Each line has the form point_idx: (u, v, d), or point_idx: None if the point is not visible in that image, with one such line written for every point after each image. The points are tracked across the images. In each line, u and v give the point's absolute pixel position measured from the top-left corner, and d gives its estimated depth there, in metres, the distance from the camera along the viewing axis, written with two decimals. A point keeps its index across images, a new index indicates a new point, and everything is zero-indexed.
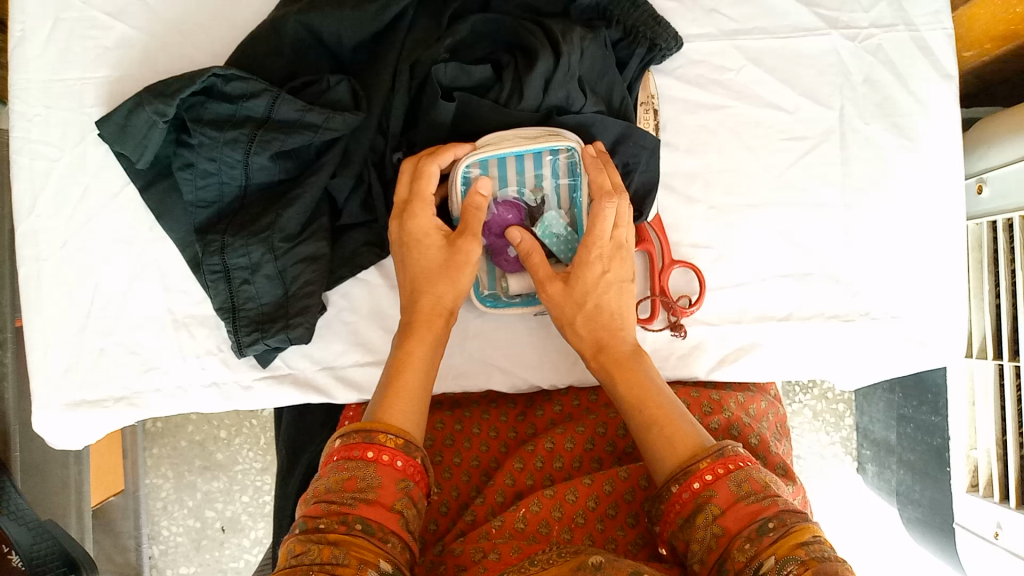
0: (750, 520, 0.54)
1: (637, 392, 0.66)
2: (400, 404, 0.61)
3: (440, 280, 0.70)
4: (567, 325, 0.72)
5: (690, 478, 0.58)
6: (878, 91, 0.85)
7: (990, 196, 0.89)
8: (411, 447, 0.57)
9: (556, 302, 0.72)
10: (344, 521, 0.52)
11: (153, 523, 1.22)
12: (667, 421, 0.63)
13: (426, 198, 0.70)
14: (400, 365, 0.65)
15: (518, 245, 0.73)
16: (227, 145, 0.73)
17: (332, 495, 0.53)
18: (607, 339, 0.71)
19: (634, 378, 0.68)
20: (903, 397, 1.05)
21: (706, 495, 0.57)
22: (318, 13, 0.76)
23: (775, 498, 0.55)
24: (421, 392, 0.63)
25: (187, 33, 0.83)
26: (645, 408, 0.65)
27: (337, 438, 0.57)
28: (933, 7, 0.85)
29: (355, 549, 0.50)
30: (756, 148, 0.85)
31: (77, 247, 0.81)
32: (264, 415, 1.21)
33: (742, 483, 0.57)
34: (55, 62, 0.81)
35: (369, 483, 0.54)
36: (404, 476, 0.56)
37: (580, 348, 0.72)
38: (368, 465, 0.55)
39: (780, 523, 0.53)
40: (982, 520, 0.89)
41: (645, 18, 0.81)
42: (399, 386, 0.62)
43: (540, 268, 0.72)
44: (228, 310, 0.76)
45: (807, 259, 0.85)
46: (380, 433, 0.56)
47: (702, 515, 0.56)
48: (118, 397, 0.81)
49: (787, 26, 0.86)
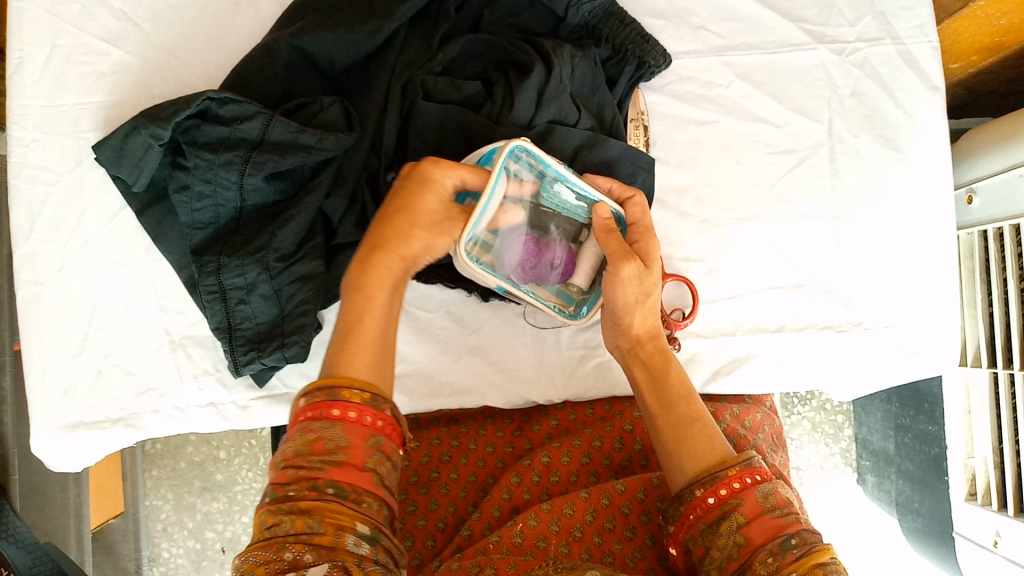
0: (774, 535, 0.54)
1: (683, 390, 0.66)
2: (363, 355, 0.58)
3: (420, 228, 0.65)
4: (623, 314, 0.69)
5: (717, 484, 0.58)
6: (865, 104, 0.86)
7: (980, 206, 0.90)
8: (378, 400, 0.55)
9: (628, 280, 0.68)
10: (315, 486, 0.51)
11: (154, 545, 1.21)
12: (706, 421, 0.64)
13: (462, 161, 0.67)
14: (361, 308, 0.60)
15: (606, 219, 0.71)
16: (222, 167, 0.74)
17: (300, 459, 0.52)
18: (652, 329, 0.70)
19: (679, 369, 0.68)
20: (900, 406, 1.05)
21: (733, 503, 0.57)
22: (310, 36, 0.77)
23: (798, 515, 0.55)
24: (383, 341, 0.60)
25: (182, 58, 0.84)
26: (694, 404, 0.65)
27: (300, 398, 0.55)
28: (918, 21, 0.87)
29: (329, 516, 0.50)
30: (746, 162, 0.86)
31: (74, 270, 0.81)
32: (263, 435, 1.22)
33: (768, 495, 0.56)
34: (52, 88, 0.82)
35: (337, 444, 0.52)
36: (373, 432, 0.54)
37: (633, 333, 0.70)
38: (335, 424, 0.53)
39: (802, 541, 0.53)
40: (981, 530, 0.89)
41: (634, 36, 0.83)
42: (358, 339, 0.58)
43: (620, 244, 0.69)
44: (224, 330, 0.77)
45: (797, 270, 0.85)
46: (345, 389, 0.54)
47: (726, 523, 0.56)
48: (116, 419, 0.82)
49: (774, 41, 0.87)
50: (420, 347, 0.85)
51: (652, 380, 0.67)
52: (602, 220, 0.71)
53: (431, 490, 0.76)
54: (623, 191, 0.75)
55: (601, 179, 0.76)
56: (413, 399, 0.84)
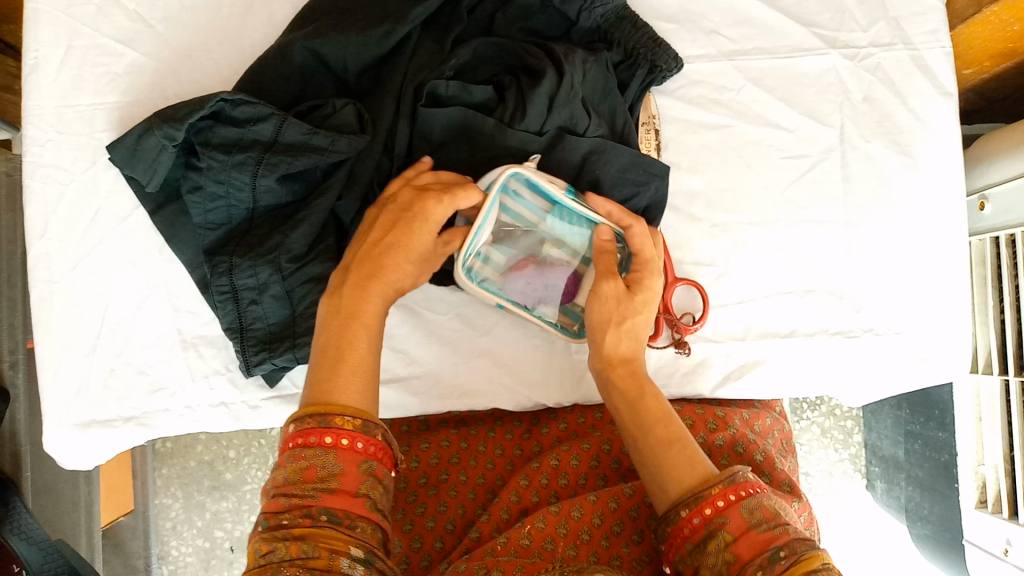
0: (762, 549, 0.54)
1: (656, 414, 0.66)
2: (351, 381, 0.58)
3: (410, 264, 0.68)
4: (598, 336, 0.71)
5: (701, 504, 0.58)
6: (878, 109, 0.86)
7: (993, 212, 0.89)
8: (369, 426, 0.56)
9: (604, 300, 0.71)
10: (309, 514, 0.51)
11: (163, 543, 1.22)
12: (681, 441, 0.64)
13: (456, 193, 0.69)
14: (351, 332, 0.62)
15: (603, 241, 0.74)
16: (236, 169, 0.75)
17: (292, 487, 0.52)
18: (631, 354, 0.71)
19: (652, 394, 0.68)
20: (910, 413, 1.04)
21: (719, 521, 0.56)
22: (324, 39, 0.78)
23: (786, 526, 0.55)
24: (371, 368, 0.61)
25: (197, 59, 0.85)
26: (669, 425, 0.65)
27: (292, 423, 0.55)
28: (931, 26, 0.86)
29: (324, 541, 0.50)
30: (757, 166, 0.86)
31: (88, 269, 0.82)
32: (272, 434, 1.22)
33: (754, 510, 0.56)
34: (67, 90, 0.83)
35: (330, 472, 0.53)
36: (365, 458, 0.55)
37: (606, 354, 0.71)
38: (328, 452, 0.53)
39: (791, 552, 0.53)
40: (992, 538, 0.89)
41: (646, 40, 0.83)
42: (350, 363, 0.60)
43: (608, 268, 0.72)
44: (236, 330, 0.78)
45: (809, 276, 0.85)
46: (336, 416, 0.55)
47: (714, 541, 0.56)
48: (128, 417, 0.82)
49: (786, 46, 0.87)
50: (429, 348, 0.85)
51: (629, 407, 0.67)
52: (601, 241, 0.74)
53: (440, 491, 0.77)
54: (623, 217, 0.74)
55: (602, 206, 0.75)
56: (423, 400, 0.84)
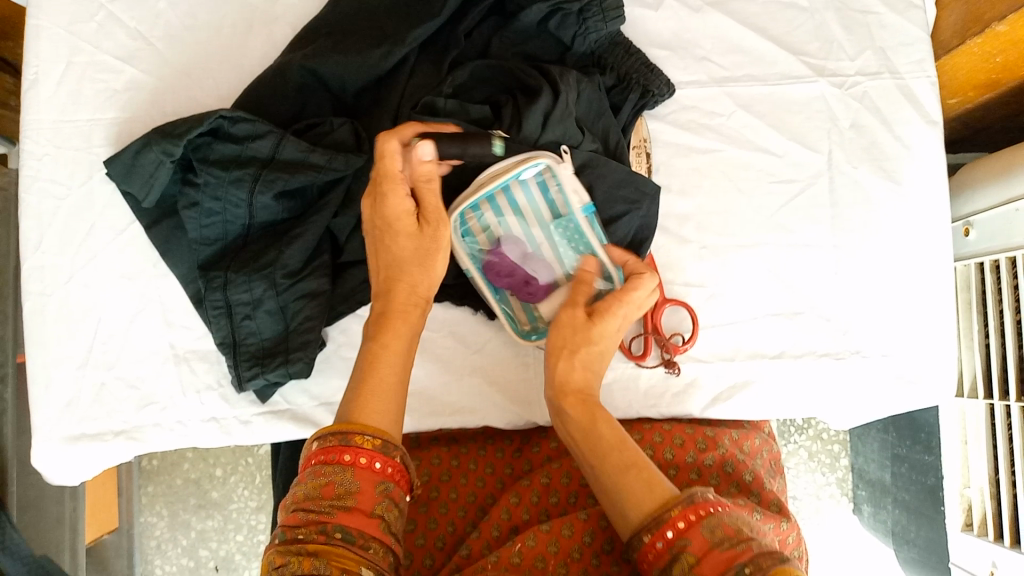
0: (725, 568, 0.53)
1: (616, 436, 0.67)
2: (375, 401, 0.59)
3: (414, 268, 0.68)
4: (555, 364, 0.72)
5: (662, 527, 0.57)
6: (865, 136, 0.88)
7: (977, 238, 0.91)
8: (389, 447, 0.56)
9: (567, 327, 0.74)
10: (323, 531, 0.51)
11: (146, 562, 1.21)
12: (643, 465, 0.63)
13: (394, 177, 0.66)
14: (375, 355, 0.63)
15: (585, 271, 0.78)
16: (233, 184, 0.75)
17: (310, 503, 0.52)
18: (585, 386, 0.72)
19: (606, 422, 0.68)
20: (896, 436, 1.05)
21: (680, 544, 0.56)
22: (321, 59, 0.79)
23: (749, 543, 0.53)
24: (398, 387, 0.62)
25: (196, 77, 0.86)
26: (626, 450, 0.65)
27: (314, 441, 0.56)
28: (917, 57, 0.89)
29: (336, 559, 0.50)
30: (747, 190, 0.88)
31: (81, 282, 0.82)
32: (259, 453, 1.21)
33: (715, 529, 0.55)
34: (66, 105, 0.83)
35: (347, 489, 0.53)
36: (383, 479, 0.55)
37: (557, 382, 0.72)
38: (346, 470, 0.54)
39: (756, 567, 0.51)
40: (978, 560, 0.89)
41: (639, 66, 0.85)
42: (374, 383, 0.61)
43: (579, 297, 0.76)
44: (229, 345, 0.78)
45: (797, 298, 0.86)
46: (357, 436, 0.55)
47: (678, 564, 0.55)
48: (118, 431, 0.82)
49: (775, 73, 0.89)
50: (421, 365, 0.85)
51: (583, 435, 0.67)
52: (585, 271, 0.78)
53: (431, 509, 0.76)
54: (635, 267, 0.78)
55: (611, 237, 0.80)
56: (414, 417, 0.84)
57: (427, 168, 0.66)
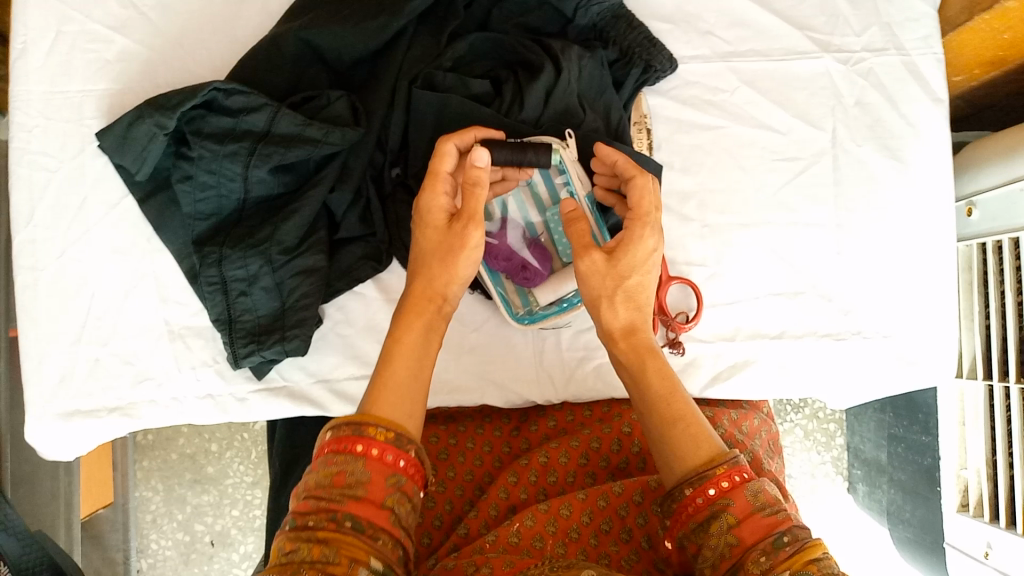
0: (766, 534, 0.52)
1: (666, 385, 0.60)
2: (389, 396, 0.57)
3: (438, 264, 0.65)
4: (596, 306, 0.64)
5: (705, 483, 0.54)
6: (869, 114, 0.87)
7: (981, 219, 0.90)
8: (402, 440, 0.55)
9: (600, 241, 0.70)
10: (334, 518, 0.50)
11: (142, 537, 1.21)
12: (692, 417, 0.58)
13: (438, 174, 0.68)
14: (391, 349, 0.60)
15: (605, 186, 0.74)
16: (228, 158, 0.74)
17: (321, 490, 0.52)
18: (639, 325, 0.64)
19: (658, 373, 0.61)
20: (893, 416, 1.05)
21: (722, 503, 0.53)
22: (319, 29, 0.77)
23: (789, 512, 0.53)
24: (413, 384, 0.59)
25: (189, 47, 0.84)
26: (675, 402, 0.59)
27: (326, 431, 0.55)
28: (924, 33, 0.87)
29: (345, 548, 0.49)
30: (750, 168, 0.87)
31: (74, 257, 0.81)
32: (255, 428, 1.21)
33: (758, 493, 0.53)
34: (56, 75, 0.82)
35: (358, 479, 0.52)
36: (394, 471, 0.54)
37: (606, 327, 0.64)
38: (358, 459, 0.53)
39: (794, 538, 0.51)
40: (973, 540, 0.90)
41: (640, 40, 0.83)
42: (385, 379, 0.58)
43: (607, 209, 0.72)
44: (224, 322, 0.77)
45: (798, 278, 0.85)
46: (370, 426, 0.54)
47: (717, 523, 0.53)
48: (112, 407, 0.81)
49: (780, 49, 0.88)
50: None
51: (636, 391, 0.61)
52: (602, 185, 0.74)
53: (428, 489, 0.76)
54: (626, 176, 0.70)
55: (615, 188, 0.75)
56: None
57: (477, 173, 0.65)
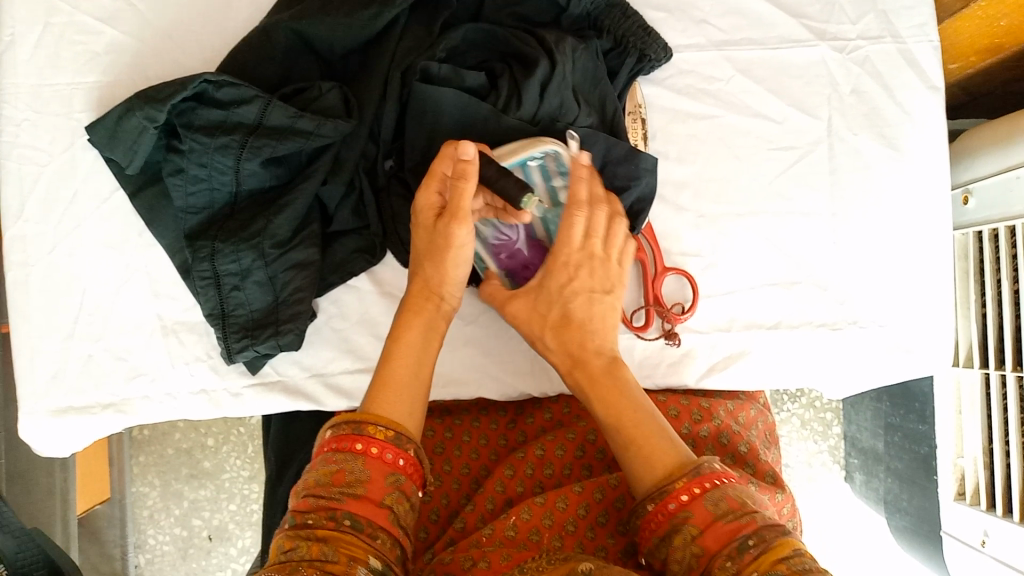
0: (729, 539, 0.52)
1: (612, 409, 0.63)
2: (392, 395, 0.58)
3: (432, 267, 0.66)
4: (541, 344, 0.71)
5: (666, 498, 0.56)
6: (865, 102, 0.86)
7: (977, 207, 0.90)
8: (401, 440, 0.55)
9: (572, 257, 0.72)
10: (333, 517, 0.50)
11: (140, 532, 1.21)
12: (646, 437, 0.60)
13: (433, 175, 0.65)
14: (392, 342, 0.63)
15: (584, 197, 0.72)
16: (218, 151, 0.73)
17: (320, 489, 0.51)
18: (582, 352, 0.68)
19: (612, 400, 0.64)
20: (890, 405, 1.05)
21: (683, 516, 0.54)
22: (311, 22, 0.76)
23: (754, 514, 0.53)
24: (415, 381, 0.60)
25: (178, 39, 0.83)
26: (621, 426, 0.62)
27: (328, 429, 0.55)
28: (920, 20, 0.87)
29: (344, 546, 0.49)
30: (744, 157, 0.86)
31: (66, 252, 0.80)
32: (251, 423, 1.20)
33: (719, 501, 0.54)
34: (44, 68, 0.81)
35: (358, 478, 0.52)
36: (393, 470, 0.54)
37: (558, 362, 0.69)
38: (357, 457, 0.53)
39: (761, 540, 0.51)
40: (969, 529, 0.90)
41: (635, 29, 0.83)
42: (388, 377, 0.60)
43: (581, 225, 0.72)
44: (217, 316, 0.76)
45: (794, 267, 0.85)
46: (370, 424, 0.54)
47: (680, 536, 0.54)
48: (107, 404, 0.80)
49: (775, 37, 0.87)
50: None
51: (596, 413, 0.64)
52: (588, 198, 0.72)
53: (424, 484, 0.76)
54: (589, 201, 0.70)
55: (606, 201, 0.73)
56: None
57: (463, 167, 0.60)
